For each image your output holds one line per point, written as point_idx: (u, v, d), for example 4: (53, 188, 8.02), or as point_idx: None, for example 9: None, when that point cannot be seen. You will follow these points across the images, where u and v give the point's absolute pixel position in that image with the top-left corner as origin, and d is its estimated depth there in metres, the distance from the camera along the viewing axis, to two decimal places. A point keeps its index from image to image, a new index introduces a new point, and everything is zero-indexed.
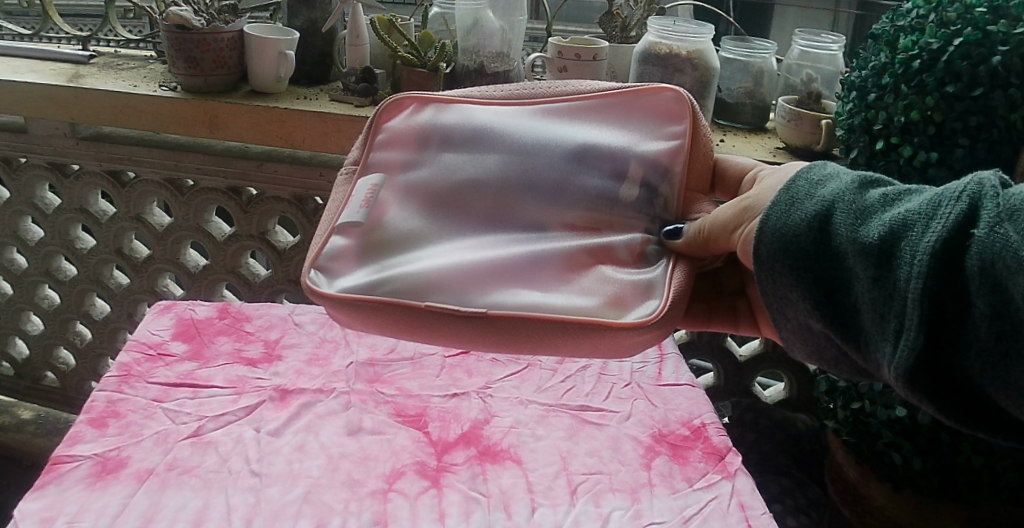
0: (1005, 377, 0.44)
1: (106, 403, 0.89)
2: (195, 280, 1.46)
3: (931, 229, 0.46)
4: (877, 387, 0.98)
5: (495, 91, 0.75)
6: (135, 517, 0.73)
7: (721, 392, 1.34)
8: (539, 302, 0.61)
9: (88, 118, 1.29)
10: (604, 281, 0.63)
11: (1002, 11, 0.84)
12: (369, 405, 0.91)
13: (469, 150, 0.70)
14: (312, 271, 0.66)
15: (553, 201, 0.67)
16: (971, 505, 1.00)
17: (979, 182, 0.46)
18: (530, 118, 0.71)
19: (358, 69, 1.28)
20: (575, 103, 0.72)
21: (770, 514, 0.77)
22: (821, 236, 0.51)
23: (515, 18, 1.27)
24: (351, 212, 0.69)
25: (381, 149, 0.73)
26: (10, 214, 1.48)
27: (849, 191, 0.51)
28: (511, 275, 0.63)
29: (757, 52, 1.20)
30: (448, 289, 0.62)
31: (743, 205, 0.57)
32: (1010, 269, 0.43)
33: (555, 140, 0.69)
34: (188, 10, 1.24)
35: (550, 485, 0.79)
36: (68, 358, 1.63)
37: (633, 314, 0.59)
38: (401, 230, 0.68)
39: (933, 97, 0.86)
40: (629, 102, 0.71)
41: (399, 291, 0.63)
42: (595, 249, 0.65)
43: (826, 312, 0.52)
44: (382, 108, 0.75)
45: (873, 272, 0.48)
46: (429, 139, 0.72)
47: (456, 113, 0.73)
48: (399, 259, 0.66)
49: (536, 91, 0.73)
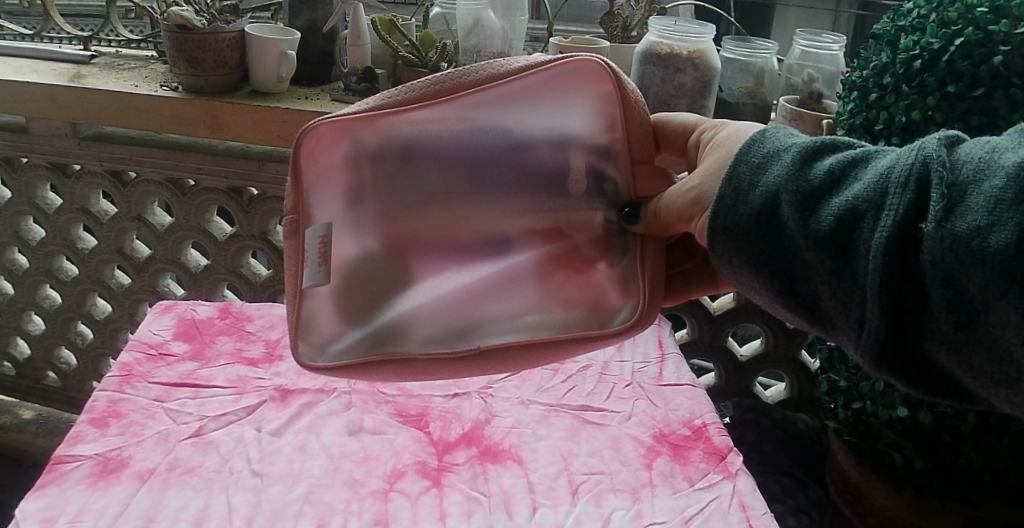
0: (970, 361, 0.45)
1: (107, 403, 0.89)
2: (197, 280, 1.47)
3: (881, 224, 0.46)
4: (879, 387, 0.98)
5: (408, 91, 0.64)
6: (137, 517, 0.73)
7: (722, 392, 1.34)
8: (528, 329, 0.64)
9: (89, 118, 1.29)
10: (579, 288, 0.67)
11: (1003, 11, 0.84)
12: (371, 405, 0.91)
13: (411, 170, 0.68)
14: (298, 344, 0.65)
15: (506, 205, 0.71)
16: (973, 506, 1.00)
17: (925, 162, 0.46)
18: (464, 126, 0.66)
19: (358, 69, 1.28)
20: (499, 97, 0.64)
21: (771, 514, 0.77)
22: (772, 227, 0.51)
23: (516, 17, 1.27)
24: (311, 272, 0.65)
25: (318, 189, 0.67)
26: (11, 214, 1.48)
27: (794, 175, 0.50)
28: (488, 302, 0.69)
29: (758, 52, 1.21)
30: (437, 337, 0.66)
31: (693, 197, 0.56)
32: (963, 263, 0.43)
33: (497, 146, 0.67)
34: (189, 10, 1.24)
35: (551, 485, 0.79)
36: (69, 358, 1.63)
37: (617, 319, 0.61)
38: (371, 267, 0.70)
39: (934, 97, 0.86)
40: (555, 78, 0.63)
41: (393, 343, 0.66)
42: (561, 260, 0.69)
43: (789, 300, 0.52)
44: (298, 143, 0.64)
45: (831, 266, 0.48)
46: (362, 164, 0.68)
47: (381, 132, 0.67)
48: (384, 312, 0.69)
49: (458, 83, 0.63)
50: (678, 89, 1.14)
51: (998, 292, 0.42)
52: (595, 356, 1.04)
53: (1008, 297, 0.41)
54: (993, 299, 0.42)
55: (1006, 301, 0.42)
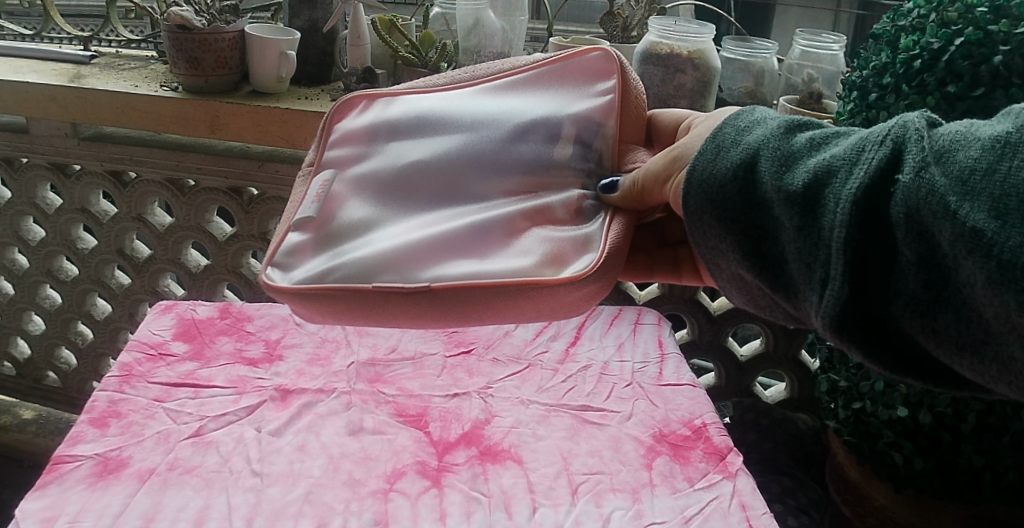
0: (934, 326, 0.44)
1: (107, 403, 0.89)
2: (197, 280, 1.47)
3: (853, 174, 0.46)
4: (879, 387, 0.97)
5: (439, 79, 0.75)
6: (136, 517, 0.73)
7: (721, 392, 1.35)
8: (478, 270, 0.60)
9: (89, 117, 1.29)
10: (542, 241, 0.62)
11: (1003, 11, 0.84)
12: (370, 405, 0.91)
13: (415, 136, 0.70)
14: (268, 268, 0.65)
15: (496, 172, 0.67)
16: (973, 505, 1.00)
17: (904, 124, 0.46)
18: (471, 97, 0.71)
19: (358, 69, 1.28)
20: (515, 77, 0.72)
21: (771, 514, 0.77)
22: (747, 184, 0.52)
23: (516, 17, 1.26)
24: (304, 208, 0.67)
25: (333, 147, 0.73)
26: (11, 214, 1.48)
27: (775, 136, 0.52)
28: (453, 246, 0.62)
29: (757, 52, 1.21)
30: (393, 262, 0.62)
31: (672, 155, 0.58)
32: (935, 214, 0.43)
33: (494, 112, 0.69)
34: (189, 10, 1.25)
35: (551, 485, 0.79)
36: (70, 358, 1.63)
37: (570, 269, 0.59)
38: (352, 220, 0.66)
39: (934, 97, 0.86)
40: (561, 69, 0.72)
41: (350, 276, 0.62)
42: (531, 212, 0.64)
43: (755, 263, 0.53)
44: (334, 108, 0.75)
45: (799, 222, 0.49)
46: (376, 132, 0.72)
47: (403, 105, 0.73)
48: (352, 245, 0.65)
49: (474, 74, 0.74)
50: (678, 89, 1.14)
51: (967, 249, 0.41)
52: (595, 356, 1.04)
53: (975, 255, 0.41)
54: (962, 256, 0.42)
55: (973, 258, 0.41)
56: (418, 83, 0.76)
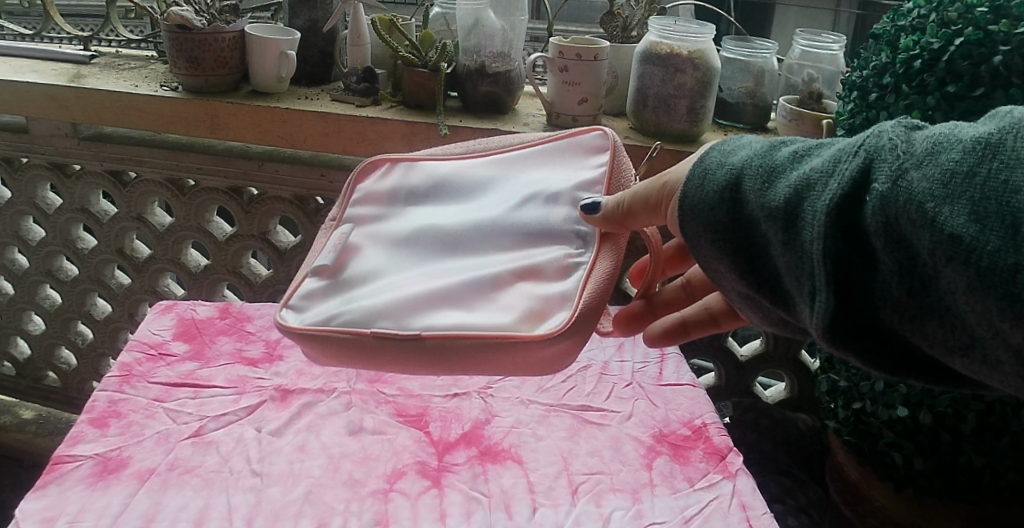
0: (925, 329, 0.46)
1: (108, 403, 0.89)
2: (197, 280, 1.46)
3: (833, 186, 0.47)
4: (879, 386, 0.97)
5: (457, 149, 0.81)
6: (136, 517, 0.73)
7: (722, 392, 1.35)
8: (465, 322, 0.62)
9: (88, 117, 1.29)
10: (527, 297, 0.64)
11: (1003, 11, 0.84)
12: (370, 405, 0.91)
13: (438, 204, 0.75)
14: (281, 310, 0.68)
15: (496, 235, 0.70)
16: (973, 505, 1.00)
17: (879, 134, 0.48)
18: (487, 172, 0.77)
19: (358, 69, 1.30)
20: (526, 153, 0.78)
21: (771, 514, 0.77)
22: (734, 202, 0.53)
23: (516, 17, 1.25)
24: (322, 257, 0.71)
25: (356, 205, 0.77)
26: (11, 214, 1.48)
27: (757, 155, 0.53)
28: (448, 298, 0.65)
29: (758, 52, 1.20)
30: (390, 309, 0.64)
31: (664, 183, 0.58)
32: (914, 223, 0.44)
33: (506, 188, 0.74)
34: (189, 10, 1.25)
35: (551, 485, 0.79)
36: (70, 358, 1.63)
37: (547, 325, 0.61)
38: (364, 272, 0.70)
39: (934, 97, 0.86)
40: (568, 146, 0.77)
41: (353, 322, 0.64)
42: (520, 269, 0.66)
43: (751, 278, 0.54)
44: (360, 169, 0.81)
45: (784, 237, 0.50)
46: (399, 197, 0.77)
47: (423, 173, 0.78)
48: (361, 292, 0.68)
49: (489, 149, 0.80)
50: (678, 89, 1.14)
51: (946, 256, 0.43)
52: (595, 356, 1.03)
53: (955, 262, 0.42)
54: (942, 263, 0.43)
55: (953, 265, 0.42)
56: (438, 151, 0.82)
